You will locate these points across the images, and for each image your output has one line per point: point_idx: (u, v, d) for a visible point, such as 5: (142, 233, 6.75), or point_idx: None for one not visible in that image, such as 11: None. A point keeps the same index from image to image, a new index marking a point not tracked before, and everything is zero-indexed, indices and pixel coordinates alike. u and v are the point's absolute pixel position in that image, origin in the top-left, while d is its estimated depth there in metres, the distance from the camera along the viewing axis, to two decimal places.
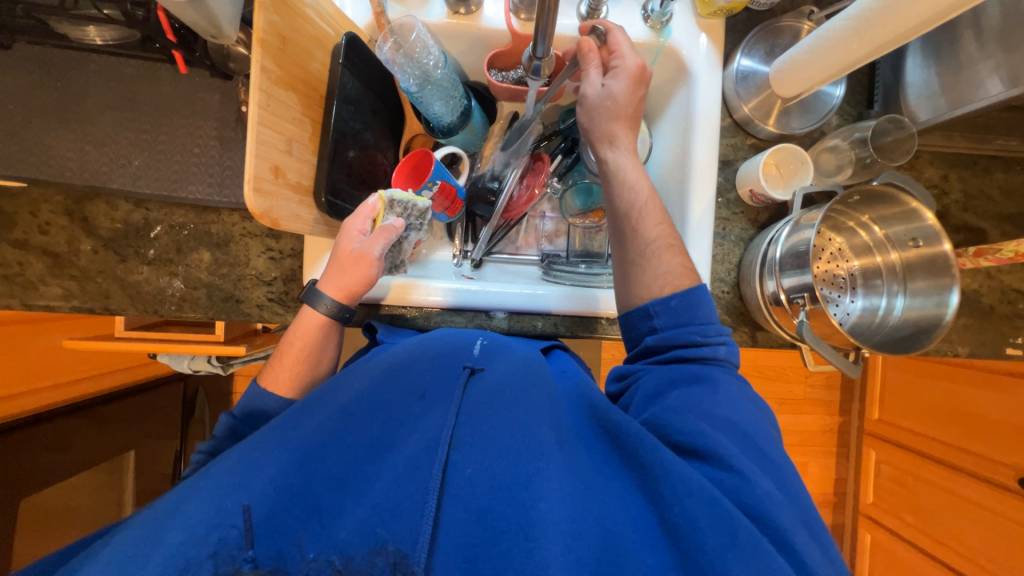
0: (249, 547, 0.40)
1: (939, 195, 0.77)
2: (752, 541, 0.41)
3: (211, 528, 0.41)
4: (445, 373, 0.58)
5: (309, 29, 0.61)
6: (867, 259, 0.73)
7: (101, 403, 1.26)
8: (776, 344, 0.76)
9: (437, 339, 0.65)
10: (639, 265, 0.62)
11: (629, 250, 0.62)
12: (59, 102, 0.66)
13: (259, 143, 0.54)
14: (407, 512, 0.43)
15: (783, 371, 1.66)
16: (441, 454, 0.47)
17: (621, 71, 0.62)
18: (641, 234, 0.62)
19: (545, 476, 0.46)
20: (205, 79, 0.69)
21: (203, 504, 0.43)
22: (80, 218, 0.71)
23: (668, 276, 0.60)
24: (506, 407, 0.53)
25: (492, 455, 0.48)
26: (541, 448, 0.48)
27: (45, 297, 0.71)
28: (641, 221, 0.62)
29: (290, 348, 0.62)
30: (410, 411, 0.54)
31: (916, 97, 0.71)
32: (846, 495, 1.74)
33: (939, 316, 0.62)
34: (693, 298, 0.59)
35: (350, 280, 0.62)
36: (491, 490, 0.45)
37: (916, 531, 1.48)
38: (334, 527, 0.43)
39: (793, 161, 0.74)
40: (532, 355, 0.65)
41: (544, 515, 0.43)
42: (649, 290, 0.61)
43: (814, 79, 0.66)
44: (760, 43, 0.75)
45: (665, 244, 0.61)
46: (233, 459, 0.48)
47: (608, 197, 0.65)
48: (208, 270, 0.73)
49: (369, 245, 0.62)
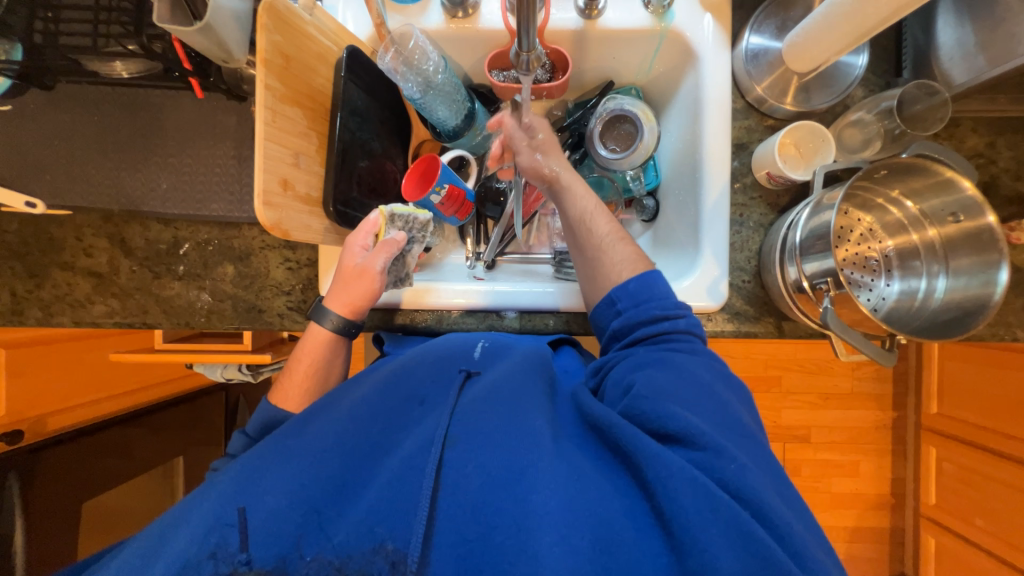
0: (244, 550, 0.43)
1: (984, 164, 0.70)
2: (734, 520, 0.41)
3: (212, 528, 0.44)
4: (445, 377, 0.60)
5: (313, 46, 0.63)
6: (902, 238, 0.67)
7: (151, 412, 1.35)
8: (804, 333, 0.71)
9: (438, 344, 0.65)
10: (597, 259, 0.62)
11: (586, 248, 0.63)
12: (95, 135, 0.72)
13: (266, 158, 0.56)
14: (401, 513, 0.46)
15: (827, 364, 1.55)
16: (435, 451, 0.48)
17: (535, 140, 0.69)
18: (594, 231, 0.63)
19: (539, 470, 0.47)
20: (222, 102, 0.73)
21: (205, 507, 0.46)
22: (119, 240, 0.77)
23: (624, 263, 0.61)
24: (497, 405, 0.53)
25: (483, 450, 0.49)
26: (534, 442, 0.49)
27: (92, 314, 0.77)
28: (592, 221, 0.63)
29: (300, 364, 0.64)
30: (410, 416, 0.56)
31: (950, 58, 0.65)
32: (905, 495, 1.60)
33: (986, 297, 0.56)
34: (648, 279, 0.59)
35: (353, 293, 0.64)
36: (484, 487, 0.46)
37: (988, 535, 1.34)
38: (336, 527, 0.45)
39: (814, 139, 0.70)
40: (535, 351, 0.65)
41: (538, 508, 0.44)
42: (613, 276, 0.61)
43: (833, 49, 0.62)
44: (770, 18, 0.72)
45: (617, 236, 0.63)
46: (233, 469, 0.50)
47: (560, 211, 0.66)
48: (232, 283, 0.77)
49: (369, 258, 0.64)
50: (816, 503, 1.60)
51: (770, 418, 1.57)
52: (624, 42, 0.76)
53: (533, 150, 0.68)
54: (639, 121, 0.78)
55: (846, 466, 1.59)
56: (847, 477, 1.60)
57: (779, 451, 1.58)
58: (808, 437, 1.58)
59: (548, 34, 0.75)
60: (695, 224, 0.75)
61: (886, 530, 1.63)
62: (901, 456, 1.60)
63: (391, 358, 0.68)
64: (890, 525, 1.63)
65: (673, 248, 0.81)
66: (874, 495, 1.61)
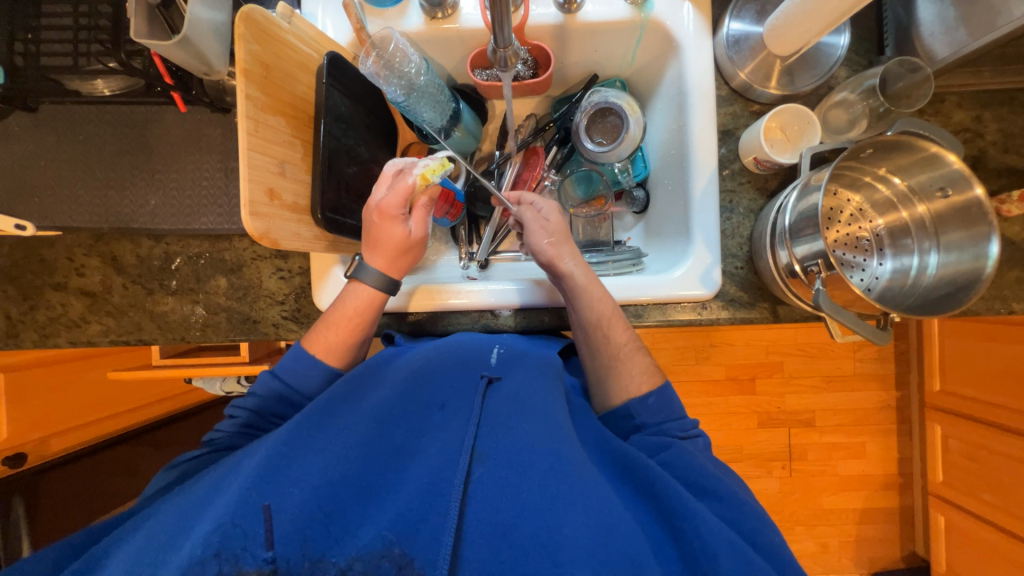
0: (268, 547, 0.43)
1: (971, 138, 0.70)
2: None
3: (235, 516, 0.44)
4: (464, 382, 0.58)
5: (293, 54, 0.63)
6: (892, 216, 0.67)
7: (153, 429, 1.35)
8: (800, 317, 0.71)
9: (454, 345, 0.64)
10: (613, 368, 0.63)
11: (602, 357, 0.63)
12: (82, 154, 0.72)
13: (251, 168, 0.56)
14: (427, 527, 0.46)
15: (828, 347, 1.54)
16: (463, 465, 0.49)
17: (551, 207, 0.71)
18: (611, 341, 0.63)
19: (571, 498, 0.47)
20: (205, 115, 0.73)
21: (228, 497, 0.46)
22: (110, 257, 0.77)
23: (641, 375, 0.62)
24: (523, 421, 0.54)
25: (514, 471, 0.49)
26: (566, 469, 0.49)
27: (87, 333, 0.77)
28: (610, 329, 0.63)
29: (334, 312, 0.65)
30: (429, 422, 0.55)
31: (931, 34, 0.65)
32: (913, 474, 1.59)
33: (977, 271, 0.56)
34: (666, 394, 0.61)
35: (402, 255, 0.67)
36: (514, 508, 0.47)
37: (999, 510, 1.35)
38: (359, 534, 0.46)
39: (798, 122, 0.70)
40: (548, 359, 0.63)
41: (569, 540, 0.44)
42: (626, 390, 0.62)
43: (812, 30, 0.62)
44: (749, 3, 0.71)
45: (633, 347, 0.63)
46: (257, 457, 0.49)
47: (574, 310, 0.65)
48: (226, 295, 0.77)
49: (416, 220, 0.67)
50: (823, 487, 1.59)
51: (773, 404, 1.56)
52: (605, 34, 0.76)
53: (546, 238, 0.67)
54: (624, 113, 0.78)
55: (852, 447, 1.59)
56: (854, 458, 1.59)
57: (784, 436, 1.57)
58: (812, 421, 1.57)
59: (528, 30, 0.75)
60: (685, 214, 0.75)
61: (895, 510, 1.62)
62: (906, 435, 1.60)
63: (402, 354, 0.65)
64: (899, 504, 1.62)
65: (665, 237, 0.81)
66: (881, 475, 1.61)
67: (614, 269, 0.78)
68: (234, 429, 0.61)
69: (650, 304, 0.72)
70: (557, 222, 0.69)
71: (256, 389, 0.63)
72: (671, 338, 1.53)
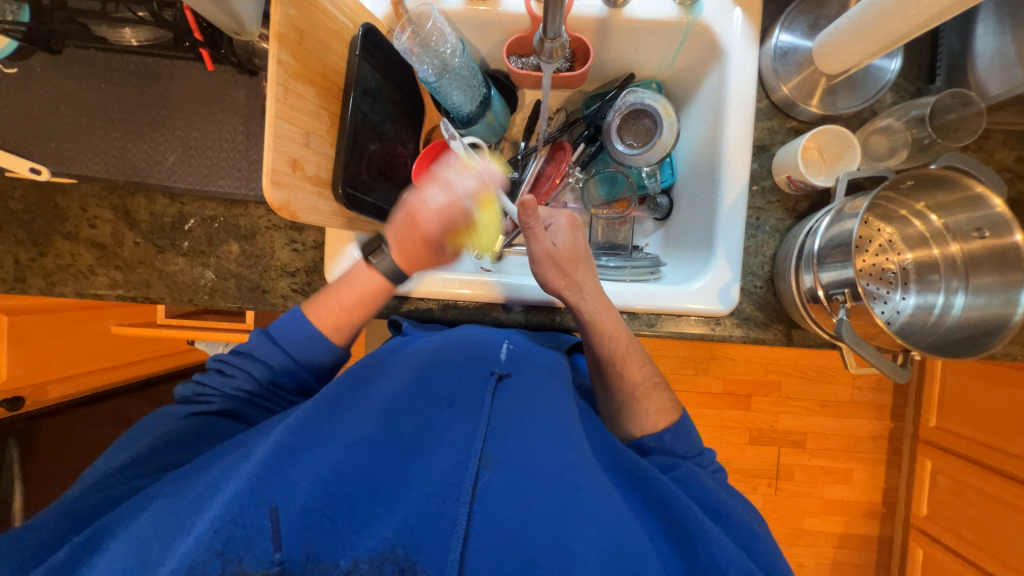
0: (276, 550, 0.41)
1: (1013, 179, 0.68)
2: None
3: (237, 516, 0.42)
4: (475, 379, 0.59)
5: (328, 23, 0.61)
6: (923, 251, 0.66)
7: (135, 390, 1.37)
8: (814, 343, 0.70)
9: (464, 338, 0.64)
10: (629, 407, 0.63)
11: (617, 392, 0.63)
12: (104, 102, 0.70)
13: (277, 136, 0.54)
14: (435, 532, 0.45)
15: (827, 371, 1.54)
16: (472, 470, 0.48)
17: (560, 226, 0.65)
18: (626, 378, 0.63)
19: (581, 514, 0.46)
20: (232, 75, 0.70)
21: (236, 486, 0.45)
22: (123, 212, 0.75)
23: (658, 415, 0.62)
24: (533, 425, 0.53)
25: (527, 480, 0.49)
26: (577, 482, 0.49)
27: (95, 286, 0.76)
28: (625, 367, 0.63)
29: (349, 293, 0.65)
30: (439, 419, 0.55)
31: (988, 67, 0.64)
32: (896, 505, 1.59)
33: (1007, 317, 0.55)
34: (682, 431, 0.61)
35: (422, 262, 0.66)
36: (524, 518, 0.46)
37: (979, 549, 1.36)
38: (366, 536, 0.44)
39: (839, 144, 0.68)
40: (558, 361, 0.66)
41: (581, 557, 0.43)
42: (641, 427, 0.62)
43: (864, 53, 0.60)
44: (802, 15, 0.69)
45: (650, 384, 0.64)
46: (268, 445, 0.49)
47: (589, 346, 0.64)
48: (237, 261, 0.76)
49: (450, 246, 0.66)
50: (806, 508, 1.60)
51: (767, 423, 1.56)
52: (649, 33, 0.73)
53: (555, 268, 0.63)
54: (658, 116, 0.76)
55: (839, 473, 1.58)
56: (840, 484, 1.59)
57: (773, 455, 1.57)
58: (804, 443, 1.57)
59: (571, 20, 0.72)
60: (709, 226, 0.73)
61: (876, 538, 1.62)
62: (896, 467, 1.59)
63: (409, 343, 0.66)
64: (879, 533, 1.62)
65: (686, 248, 0.80)
66: (865, 503, 1.60)
67: (630, 275, 0.77)
68: (223, 382, 0.63)
69: (664, 314, 0.71)
70: (566, 245, 0.64)
71: (245, 344, 0.64)
72: (671, 347, 1.53)
